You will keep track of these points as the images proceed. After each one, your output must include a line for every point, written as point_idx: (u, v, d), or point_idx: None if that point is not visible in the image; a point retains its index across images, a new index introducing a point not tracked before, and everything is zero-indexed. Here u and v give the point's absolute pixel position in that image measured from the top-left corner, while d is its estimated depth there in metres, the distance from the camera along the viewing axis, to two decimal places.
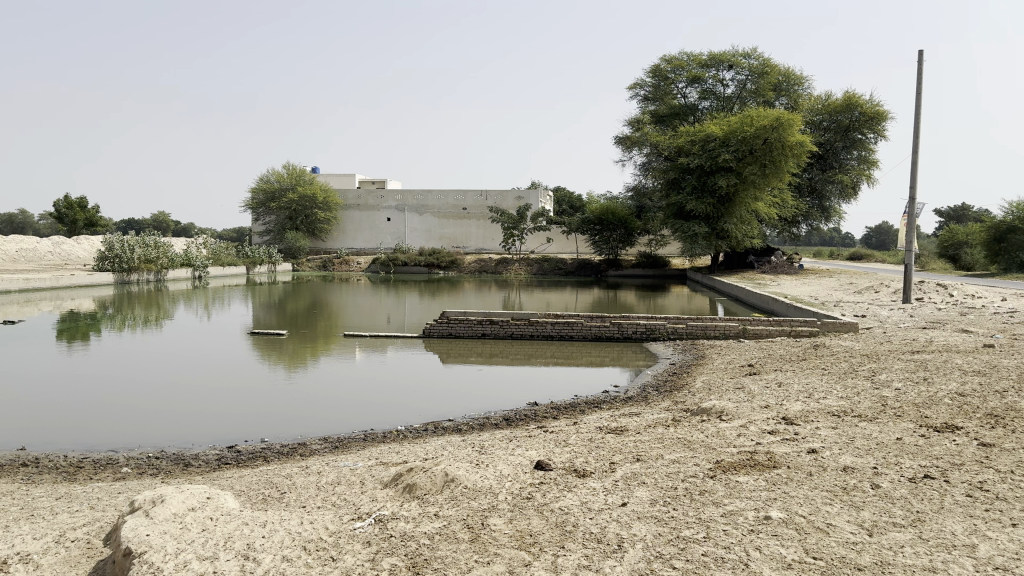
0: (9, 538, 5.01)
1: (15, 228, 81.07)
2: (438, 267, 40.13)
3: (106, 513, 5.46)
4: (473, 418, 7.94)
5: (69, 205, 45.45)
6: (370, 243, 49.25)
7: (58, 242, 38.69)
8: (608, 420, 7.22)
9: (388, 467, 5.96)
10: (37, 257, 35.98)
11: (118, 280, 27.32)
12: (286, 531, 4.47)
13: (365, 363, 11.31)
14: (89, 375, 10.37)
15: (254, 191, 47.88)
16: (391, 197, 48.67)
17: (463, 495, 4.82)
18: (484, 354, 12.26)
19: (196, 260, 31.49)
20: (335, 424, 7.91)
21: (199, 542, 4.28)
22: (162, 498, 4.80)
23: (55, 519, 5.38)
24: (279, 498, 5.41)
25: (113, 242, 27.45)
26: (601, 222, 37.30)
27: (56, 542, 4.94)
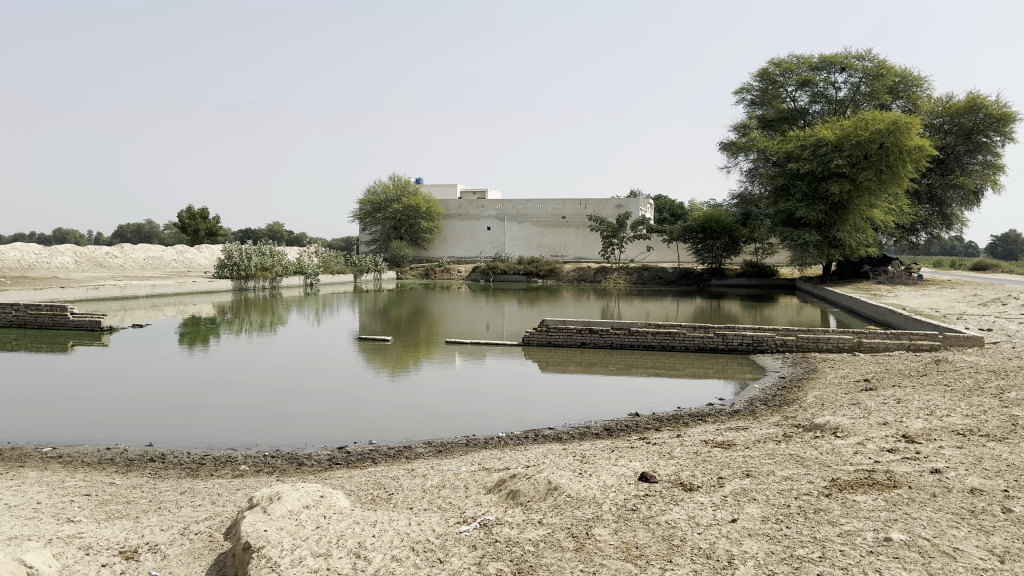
0: (139, 528, 5.34)
1: (144, 237, 86.70)
2: (537, 276, 40.35)
3: (226, 508, 5.73)
4: (573, 427, 7.92)
5: (192, 217, 48.09)
6: (470, 252, 50.00)
7: (182, 250, 41.03)
8: (713, 434, 7.06)
9: (490, 473, 6.01)
10: (163, 264, 38.26)
11: (236, 287, 28.79)
12: (395, 531, 4.58)
13: (466, 371, 11.43)
14: (203, 376, 10.99)
15: (362, 203, 49.58)
16: (492, 207, 49.34)
17: (567, 503, 4.80)
18: (584, 363, 12.23)
19: (308, 268, 32.76)
20: (437, 429, 8.04)
21: (314, 539, 4.43)
22: (278, 495, 5.02)
23: (181, 512, 5.70)
24: (387, 499, 5.55)
25: (232, 251, 28.95)
26: (705, 230, 36.61)
27: (181, 534, 5.22)
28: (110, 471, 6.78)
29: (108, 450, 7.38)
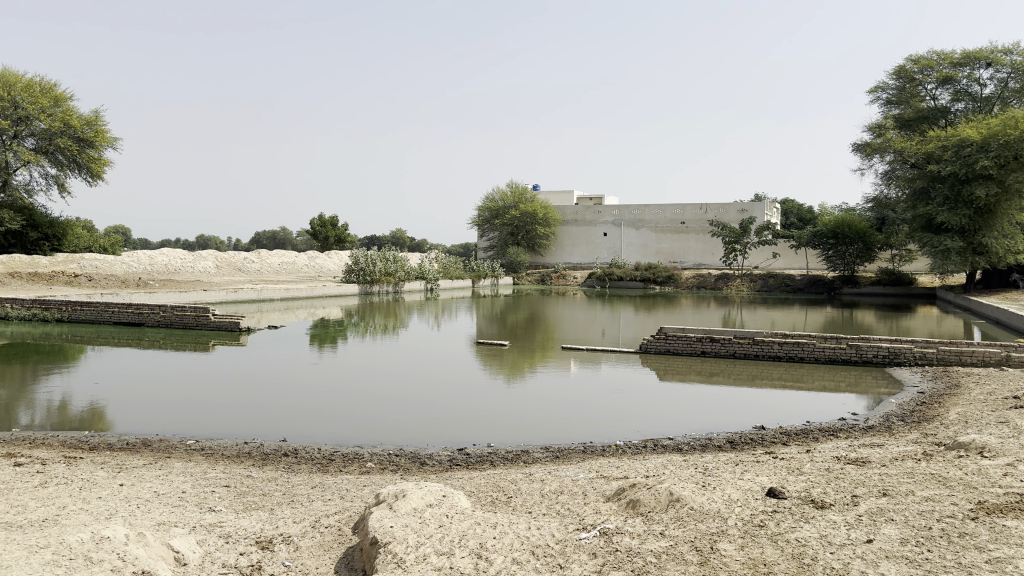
0: (274, 520, 5.62)
1: (278, 244, 91.86)
2: (655, 282, 39.82)
3: (353, 503, 5.96)
4: (695, 438, 7.74)
5: (322, 224, 50.34)
6: (587, 258, 49.90)
7: (313, 256, 43.06)
8: (845, 450, 6.73)
9: (610, 481, 5.96)
10: (296, 269, 40.23)
11: (362, 291, 29.92)
12: (515, 534, 4.61)
13: (582, 377, 11.39)
14: (329, 377, 11.43)
15: (481, 209, 50.57)
16: (608, 212, 49.12)
17: (690, 515, 4.69)
18: (705, 373, 11.96)
19: (429, 274, 33.62)
20: (555, 435, 8.05)
21: (437, 537, 4.54)
22: (403, 493, 5.17)
23: (312, 506, 5.96)
24: (506, 502, 5.60)
25: (359, 257, 30.13)
26: (836, 236, 35.10)
27: (313, 527, 5.46)
28: (248, 464, 7.17)
29: (247, 443, 7.81)
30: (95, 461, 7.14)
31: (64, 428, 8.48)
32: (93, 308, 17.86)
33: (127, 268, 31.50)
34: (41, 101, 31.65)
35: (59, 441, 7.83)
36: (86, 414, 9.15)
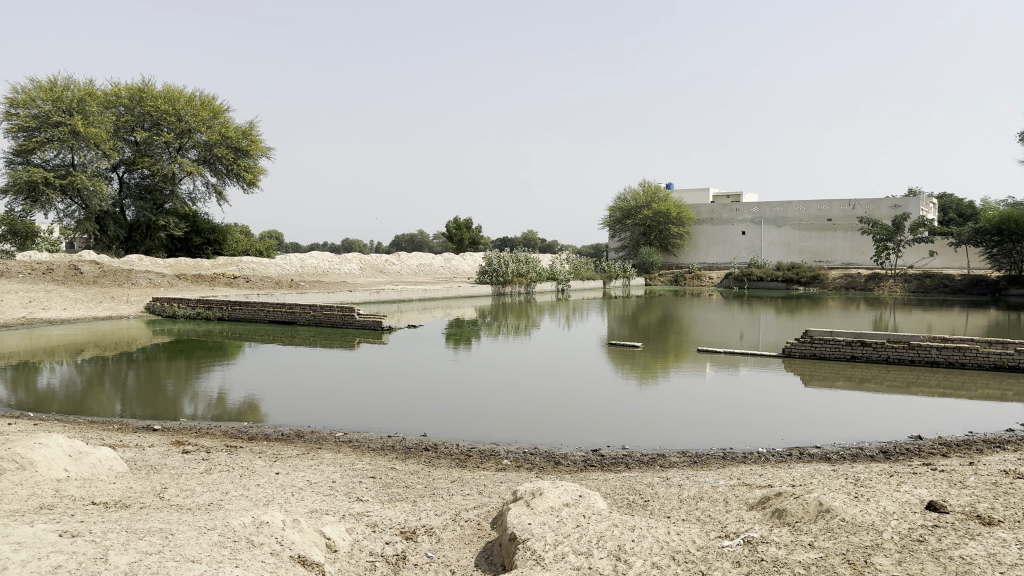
0: (417, 511, 5.83)
1: (417, 246, 95.38)
2: (797, 283, 38.26)
3: (491, 499, 6.07)
4: (843, 447, 7.38)
5: (457, 227, 51.59)
6: (724, 257, 48.64)
7: (448, 257, 44.25)
8: (1016, 463, 6.21)
9: (753, 489, 5.79)
10: (432, 270, 41.49)
11: (496, 292, 30.47)
12: (655, 538, 4.56)
13: (718, 380, 11.13)
14: (466, 375, 11.77)
15: (613, 210, 50.31)
16: (747, 210, 47.62)
17: (841, 527, 4.47)
18: (854, 378, 11.36)
19: (560, 274, 33.77)
20: (692, 439, 7.90)
21: (575, 536, 4.56)
22: (541, 491, 5.23)
23: (452, 499, 6.13)
24: (644, 505, 5.55)
25: (493, 258, 30.73)
26: (1001, 232, 32.47)
27: (454, 520, 5.61)
28: (392, 457, 7.46)
29: (390, 437, 8.13)
30: (253, 450, 7.64)
31: (222, 419, 9.13)
32: (250, 307, 19.12)
33: (280, 270, 33.55)
34: (201, 114, 34.25)
35: (221, 431, 8.43)
36: (242, 406, 9.83)
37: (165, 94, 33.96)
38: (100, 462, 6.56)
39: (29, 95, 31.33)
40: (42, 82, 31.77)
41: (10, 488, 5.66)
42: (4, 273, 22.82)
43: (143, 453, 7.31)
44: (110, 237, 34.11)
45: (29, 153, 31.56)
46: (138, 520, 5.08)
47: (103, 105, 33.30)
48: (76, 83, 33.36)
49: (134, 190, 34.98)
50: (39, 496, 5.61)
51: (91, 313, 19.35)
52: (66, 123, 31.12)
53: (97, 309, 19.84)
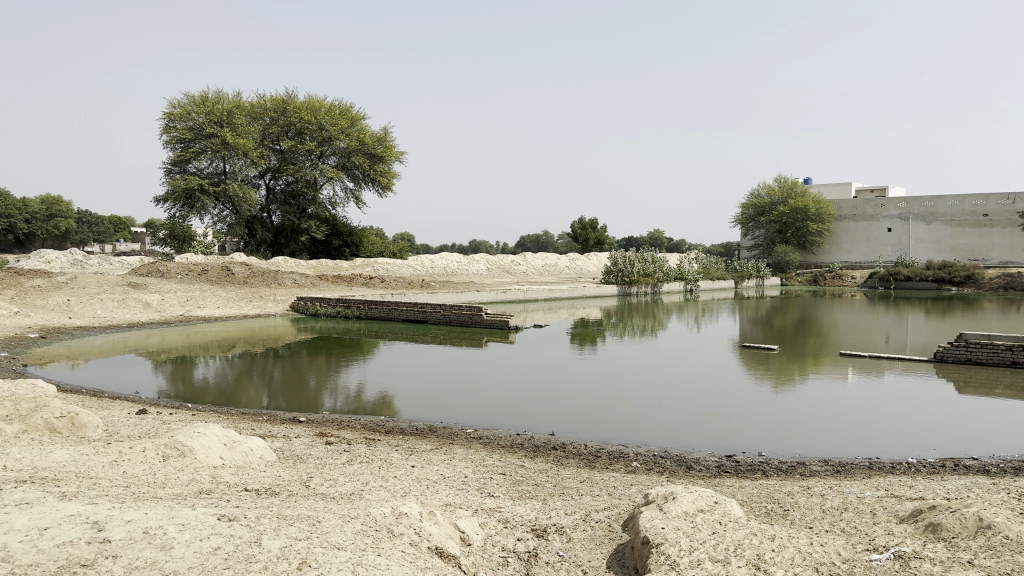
0: (547, 510, 5.87)
1: (543, 247, 96.24)
2: (949, 283, 35.79)
3: (622, 501, 6.03)
4: (1004, 460, 6.86)
5: (583, 226, 51.60)
6: (868, 256, 46.27)
7: (574, 257, 44.28)
8: None
9: (902, 501, 5.47)
10: (558, 270, 41.67)
11: (622, 292, 30.27)
12: (796, 548, 4.39)
13: (860, 386, 10.59)
14: (595, 374, 11.79)
15: (745, 207, 48.86)
16: (893, 206, 45.04)
17: (1005, 545, 4.14)
18: (1014, 386, 10.52)
19: (689, 274, 33.05)
20: (835, 447, 7.57)
21: (711, 543, 4.46)
22: (673, 495, 5.14)
23: (582, 500, 6.13)
24: (783, 515, 5.36)
25: (618, 258, 30.56)
26: None
27: (584, 520, 5.62)
28: (521, 455, 7.55)
29: (519, 435, 8.23)
30: (390, 443, 7.93)
31: (360, 413, 9.52)
32: (384, 306, 19.85)
33: (412, 271, 34.68)
34: (340, 122, 35.75)
35: (360, 424, 8.80)
36: (378, 400, 10.23)
37: (306, 104, 35.75)
38: (252, 450, 7.01)
39: (186, 109, 33.88)
40: (197, 97, 34.27)
41: (174, 473, 6.14)
42: (166, 274, 24.77)
43: (289, 443, 7.74)
44: (258, 240, 36.34)
45: (186, 163, 34.11)
46: (288, 507, 5.38)
47: (251, 116, 35.58)
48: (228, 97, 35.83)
49: (279, 196, 37.08)
50: (199, 481, 6.05)
51: (241, 311, 20.68)
52: (217, 134, 33.48)
53: (246, 308, 21.19)
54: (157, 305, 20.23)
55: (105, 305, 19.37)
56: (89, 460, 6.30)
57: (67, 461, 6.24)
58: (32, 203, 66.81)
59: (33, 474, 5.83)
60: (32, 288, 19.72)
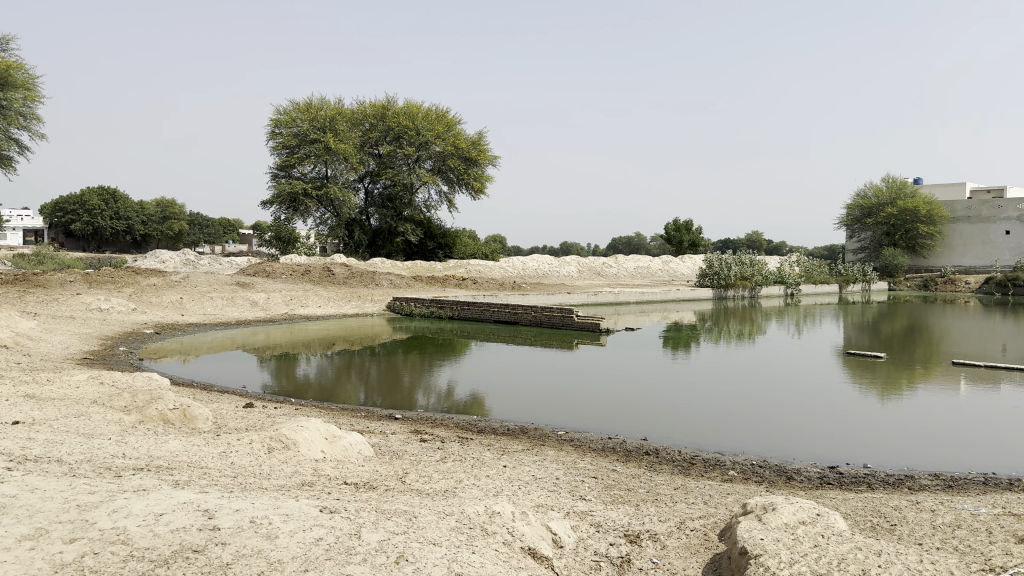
0: (641, 515, 5.82)
1: (635, 249, 95.03)
2: None
3: (718, 510, 5.92)
4: None
5: (678, 228, 50.81)
6: (984, 260, 43.73)
7: (667, 260, 43.63)
8: None
9: (1021, 521, 5.15)
10: (651, 272, 41.18)
11: (717, 295, 29.66)
12: (905, 565, 4.19)
13: (975, 397, 10.03)
14: (688, 379, 11.63)
15: (850, 207, 47.02)
16: (1013, 206, 42.43)
17: None
18: None
19: (789, 277, 32.00)
20: (947, 461, 7.20)
21: (812, 556, 4.32)
22: (773, 506, 5.01)
23: (676, 506, 6.05)
24: (890, 530, 5.14)
25: (714, 261, 29.94)
26: None
27: (678, 528, 5.54)
28: (613, 459, 7.51)
29: (611, 439, 8.20)
30: (482, 442, 8.03)
31: (452, 411, 9.69)
32: (477, 307, 20.10)
33: (504, 272, 34.95)
34: (436, 127, 36.36)
35: (453, 423, 8.94)
36: (469, 400, 10.37)
37: (404, 110, 36.56)
38: (352, 445, 7.22)
39: (291, 115, 35.27)
40: (301, 104, 35.61)
41: (278, 465, 6.40)
42: (270, 274, 25.81)
43: (386, 439, 7.94)
44: (356, 242, 37.40)
45: (290, 167, 35.47)
46: (386, 502, 5.52)
47: (352, 122, 36.70)
48: (330, 104, 37.06)
49: (377, 199, 38.13)
50: (301, 473, 6.28)
51: (340, 311, 21.35)
52: (320, 140, 34.68)
53: (345, 307, 21.85)
54: (262, 303, 21.10)
55: (215, 303, 20.34)
56: (200, 451, 6.64)
57: (181, 451, 6.59)
58: (150, 206, 70.66)
59: (150, 462, 6.19)
60: (148, 287, 20.92)
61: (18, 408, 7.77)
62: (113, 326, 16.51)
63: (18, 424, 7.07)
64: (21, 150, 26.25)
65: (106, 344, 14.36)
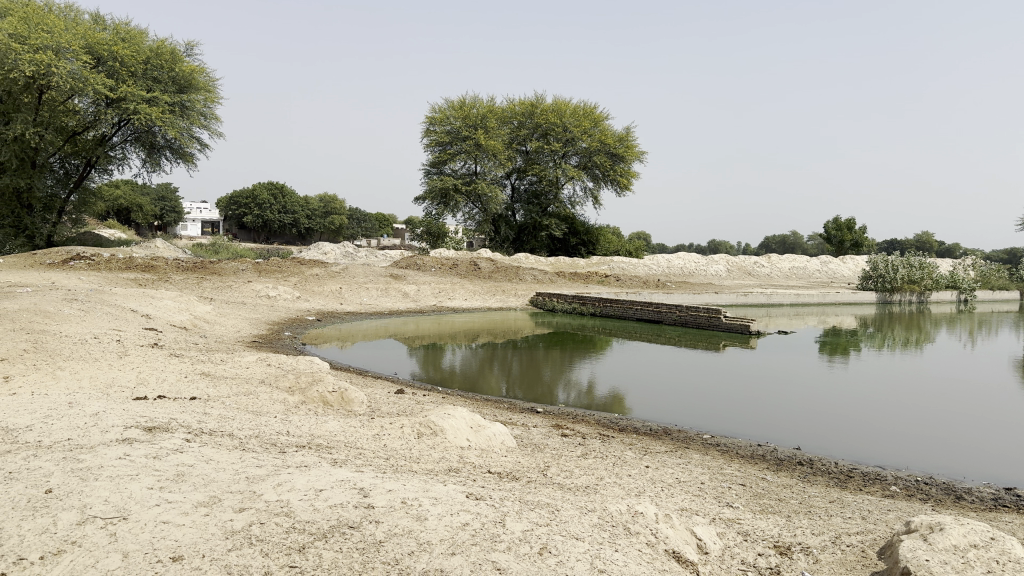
0: (792, 527, 5.58)
1: (789, 249, 90.98)
2: None
3: (878, 527, 5.59)
4: None
5: (838, 227, 48.29)
6: None
7: (825, 261, 41.52)
8: None
9: None
10: (807, 273, 39.33)
11: (880, 299, 28.00)
12: None
13: None
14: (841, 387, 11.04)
15: None
16: None
17: None
18: None
19: (964, 282, 29.54)
20: None
21: None
22: (941, 525, 4.65)
23: (831, 520, 5.76)
24: None
25: (878, 263, 28.45)
26: None
27: (833, 543, 5.27)
28: (762, 467, 7.24)
29: (760, 446, 7.91)
30: (624, 441, 7.97)
31: (593, 408, 9.67)
32: (620, 304, 19.95)
33: (649, 270, 34.55)
34: (583, 123, 36.35)
35: (595, 420, 8.92)
36: (611, 398, 10.31)
37: (553, 108, 36.83)
38: (495, 435, 7.36)
39: (445, 114, 36.49)
40: (455, 103, 36.75)
41: (426, 450, 6.63)
42: (421, 267, 26.76)
43: (527, 432, 8.05)
44: (502, 237, 38.12)
45: (442, 164, 36.75)
46: (530, 493, 5.60)
47: (502, 119, 37.42)
48: (482, 101, 37.95)
49: (523, 195, 38.77)
50: (448, 460, 6.47)
51: (485, 304, 21.81)
52: (471, 137, 35.61)
53: (490, 301, 22.30)
54: (413, 294, 21.92)
55: (369, 294, 21.33)
56: (356, 432, 6.99)
57: (338, 431, 6.97)
58: (313, 201, 74.94)
59: (311, 440, 6.59)
60: (310, 276, 22.24)
61: (196, 385, 8.49)
62: (278, 312, 17.68)
63: (196, 399, 7.71)
64: (202, 148, 28.56)
65: (273, 328, 15.40)
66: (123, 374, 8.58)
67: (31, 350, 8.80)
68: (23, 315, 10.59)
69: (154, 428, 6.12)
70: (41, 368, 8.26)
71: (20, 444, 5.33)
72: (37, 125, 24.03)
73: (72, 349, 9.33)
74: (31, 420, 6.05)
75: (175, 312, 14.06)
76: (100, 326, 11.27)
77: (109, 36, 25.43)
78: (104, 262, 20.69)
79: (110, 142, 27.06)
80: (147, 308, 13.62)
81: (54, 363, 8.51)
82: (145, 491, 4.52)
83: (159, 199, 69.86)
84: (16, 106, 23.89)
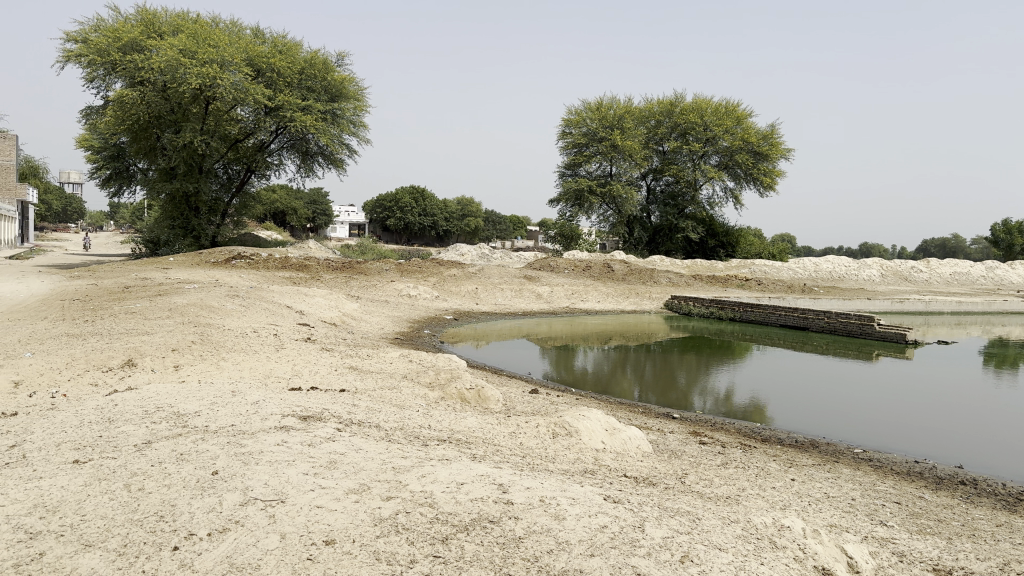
0: (953, 550, 5.22)
1: (949, 253, 85.01)
2: None
3: None
4: None
5: (1008, 230, 44.76)
6: None
7: (992, 266, 38.45)
8: None
9: None
10: (970, 279, 36.58)
11: None
12: None
13: None
14: (953, 395, 10.75)
15: None
16: None
17: None
18: None
19: None
20: None
21: None
22: None
23: (998, 545, 5.35)
24: None
25: None
26: None
27: (1001, 570, 4.90)
28: (920, 485, 6.82)
29: (917, 463, 7.46)
30: (767, 452, 7.73)
31: (732, 416, 9.43)
32: (762, 309, 19.32)
33: (794, 274, 33.19)
34: (724, 121, 35.51)
35: (735, 428, 8.70)
36: (751, 406, 10.01)
37: (693, 106, 36.11)
38: (631, 439, 7.30)
39: (581, 115, 36.68)
40: (593, 103, 36.85)
41: (562, 450, 6.68)
42: (555, 268, 26.92)
43: (664, 437, 7.95)
44: (636, 239, 37.84)
45: (578, 166, 36.89)
46: (668, 499, 5.53)
47: (639, 119, 37.06)
48: (619, 102, 37.77)
49: (659, 196, 38.22)
50: (583, 461, 6.49)
51: (619, 307, 21.69)
52: (608, 138, 35.56)
53: (625, 303, 22.15)
54: (546, 296, 22.09)
55: (505, 294, 21.69)
56: (494, 429, 7.15)
57: (476, 428, 7.15)
58: (452, 204, 76.93)
59: (451, 435, 6.79)
60: (449, 277, 22.86)
61: (345, 378, 8.95)
62: (419, 310, 18.34)
63: (345, 391, 8.13)
64: (352, 154, 30.02)
65: (414, 326, 15.97)
66: (280, 365, 9.20)
67: (198, 341, 9.57)
68: (192, 309, 11.52)
69: (308, 417, 6.51)
70: (209, 359, 8.96)
71: (189, 429, 5.81)
72: (204, 134, 25.93)
73: (234, 342, 10.06)
74: (199, 406, 6.59)
75: (325, 309, 14.87)
76: (258, 321, 12.09)
77: (268, 48, 27.20)
78: (262, 261, 22.15)
79: (268, 149, 28.94)
80: (301, 305, 14.49)
81: (218, 354, 9.21)
82: (300, 476, 4.82)
83: (310, 202, 73.86)
84: (186, 116, 25.83)
